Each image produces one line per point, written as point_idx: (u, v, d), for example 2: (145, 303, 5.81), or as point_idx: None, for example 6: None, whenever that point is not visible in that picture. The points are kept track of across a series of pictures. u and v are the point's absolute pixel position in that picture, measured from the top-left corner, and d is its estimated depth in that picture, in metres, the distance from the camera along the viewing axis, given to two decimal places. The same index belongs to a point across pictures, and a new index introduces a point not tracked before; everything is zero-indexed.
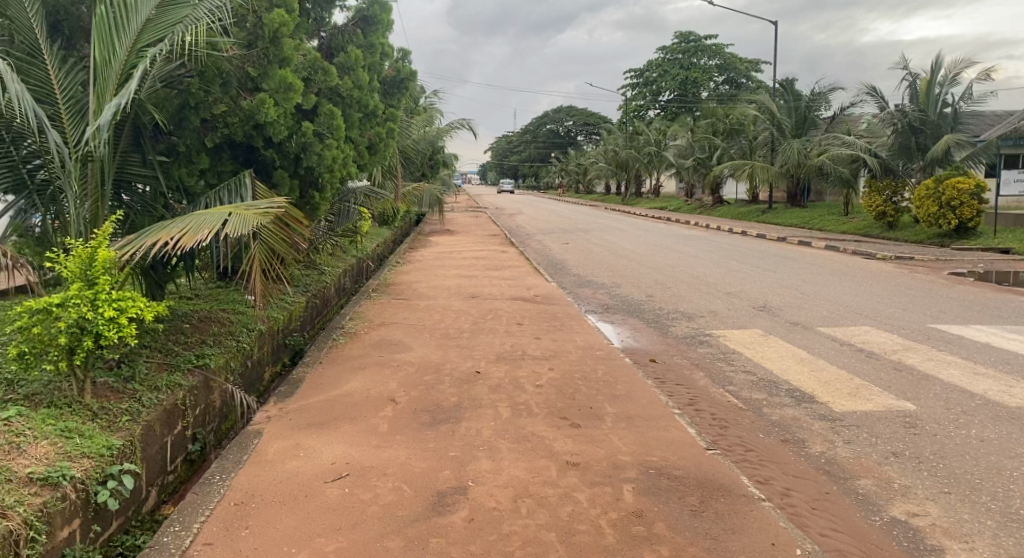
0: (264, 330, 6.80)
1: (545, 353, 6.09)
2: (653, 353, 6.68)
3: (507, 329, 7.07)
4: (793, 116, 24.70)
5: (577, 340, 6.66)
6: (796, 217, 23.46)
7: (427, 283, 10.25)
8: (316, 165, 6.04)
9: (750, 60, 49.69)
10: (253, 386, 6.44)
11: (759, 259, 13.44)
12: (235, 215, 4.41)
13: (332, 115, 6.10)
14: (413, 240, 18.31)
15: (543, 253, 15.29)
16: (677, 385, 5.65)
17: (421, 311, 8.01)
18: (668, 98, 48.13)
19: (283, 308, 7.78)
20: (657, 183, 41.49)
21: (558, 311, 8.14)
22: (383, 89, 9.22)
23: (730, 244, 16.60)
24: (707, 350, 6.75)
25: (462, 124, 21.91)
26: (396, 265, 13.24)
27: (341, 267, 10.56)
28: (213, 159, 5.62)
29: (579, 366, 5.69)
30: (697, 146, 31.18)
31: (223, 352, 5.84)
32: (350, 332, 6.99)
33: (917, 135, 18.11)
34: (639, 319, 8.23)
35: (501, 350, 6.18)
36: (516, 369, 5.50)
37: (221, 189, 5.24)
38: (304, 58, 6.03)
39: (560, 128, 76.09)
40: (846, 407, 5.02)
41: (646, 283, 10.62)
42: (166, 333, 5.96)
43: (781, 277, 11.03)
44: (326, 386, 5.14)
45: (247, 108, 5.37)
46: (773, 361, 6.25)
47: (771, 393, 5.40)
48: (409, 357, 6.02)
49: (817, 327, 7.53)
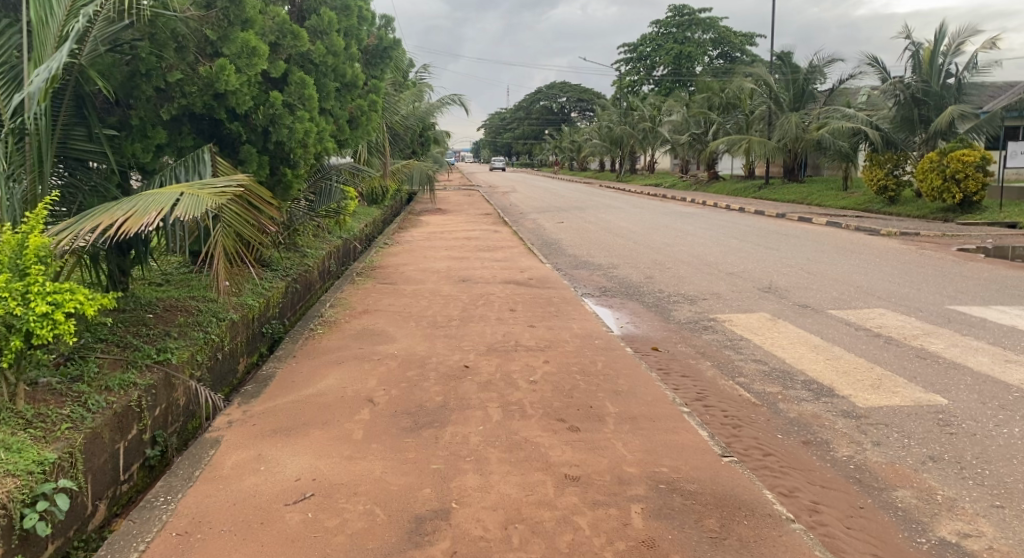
0: (236, 320, 6.29)
1: (539, 343, 5.61)
2: (655, 341, 6.22)
3: (499, 317, 6.59)
4: (790, 89, 24.12)
5: (574, 328, 6.18)
6: (794, 193, 22.98)
7: (415, 266, 9.75)
8: (286, 140, 5.51)
9: (745, 34, 48.92)
10: (224, 380, 5.96)
11: (761, 236, 12.97)
12: (187, 196, 3.88)
13: (303, 84, 5.57)
14: (404, 220, 17.76)
15: (536, 232, 14.79)
16: (683, 377, 5.19)
17: (407, 297, 7.52)
18: (662, 73, 47.36)
19: (259, 295, 7.28)
20: (652, 160, 40.91)
21: (553, 295, 7.66)
22: (365, 59, 8.65)
23: (729, 221, 16.12)
24: (713, 337, 6.28)
25: (454, 100, 21.29)
26: (384, 246, 12.72)
27: (325, 249, 10.06)
28: (172, 133, 5.06)
29: (576, 358, 5.23)
30: (693, 121, 30.58)
31: (187, 345, 5.34)
32: (329, 321, 6.50)
33: (920, 106, 17.55)
34: (638, 303, 7.76)
35: (493, 340, 5.70)
36: (508, 363, 5.03)
37: (177, 166, 4.70)
38: (271, 20, 5.46)
39: (553, 104, 75.27)
40: (869, 402, 4.57)
41: (644, 263, 10.15)
42: (126, 325, 5.47)
43: (785, 255, 10.55)
44: (298, 385, 4.66)
45: (206, 75, 4.79)
46: (785, 349, 5.78)
47: (786, 386, 4.94)
48: (391, 349, 5.54)
49: (828, 310, 7.07)
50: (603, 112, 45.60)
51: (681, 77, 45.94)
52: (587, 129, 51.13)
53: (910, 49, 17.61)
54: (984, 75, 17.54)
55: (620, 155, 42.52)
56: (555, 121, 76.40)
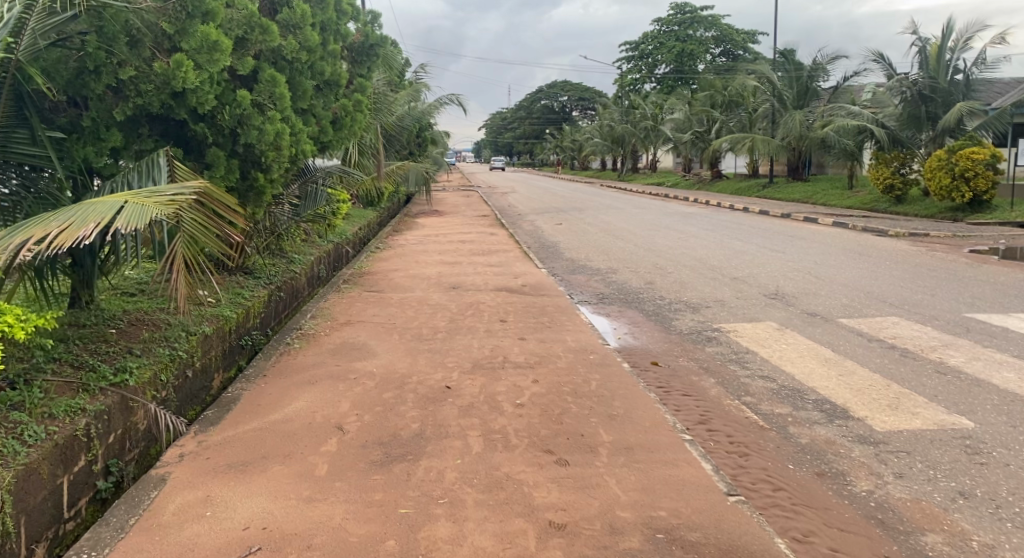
0: (209, 333, 5.89)
1: (529, 359, 5.21)
2: (655, 354, 5.81)
3: (488, 328, 6.18)
4: (793, 86, 23.77)
5: (568, 341, 5.78)
6: (798, 192, 22.54)
7: (405, 272, 9.36)
8: (256, 142, 5.14)
9: (747, 31, 48.47)
10: (195, 399, 5.56)
11: (766, 238, 12.54)
12: (129, 205, 3.50)
13: (275, 81, 5.22)
14: (400, 222, 17.36)
15: (534, 235, 14.39)
16: (685, 397, 4.79)
17: (393, 307, 7.12)
18: (664, 71, 46.88)
19: (237, 305, 6.87)
20: (654, 159, 40.46)
21: (547, 304, 7.26)
22: (350, 57, 8.27)
23: (733, 221, 15.68)
24: (717, 350, 5.87)
25: (452, 99, 20.88)
26: (377, 249, 12.33)
27: (314, 254, 9.67)
28: (129, 135, 4.70)
29: (569, 376, 4.83)
30: (695, 120, 30.13)
31: (149, 364, 4.95)
32: (307, 334, 6.11)
33: (927, 103, 17.11)
34: (637, 311, 7.36)
35: (480, 356, 5.30)
36: (494, 383, 4.63)
37: (130, 172, 4.32)
38: (239, 13, 5.09)
39: (555, 103, 74.90)
40: (888, 424, 4.16)
41: (644, 267, 9.75)
42: (83, 342, 5.09)
43: (791, 258, 10.13)
44: (263, 409, 4.28)
45: (161, 72, 4.41)
46: (794, 364, 5.38)
47: (796, 407, 4.53)
48: (370, 366, 5.14)
49: (839, 318, 6.65)
50: (605, 111, 45.15)
51: (683, 75, 45.47)
52: (589, 128, 50.69)
53: (916, 45, 17.19)
54: (993, 70, 17.11)
55: (621, 154, 42.05)
56: (556, 120, 75.94)
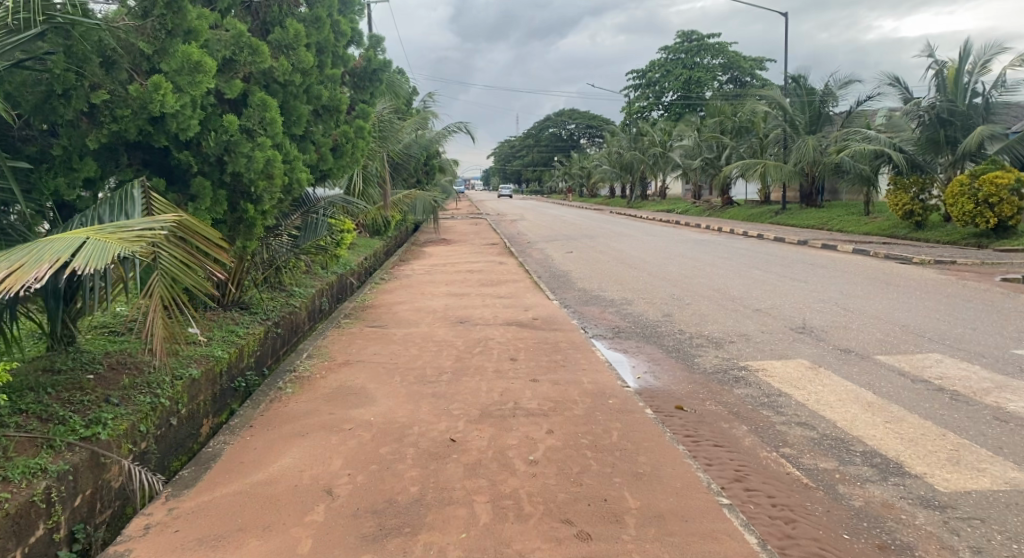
0: (196, 377, 5.43)
1: (543, 404, 4.73)
2: (679, 398, 5.31)
3: (497, 368, 5.71)
4: (805, 112, 23.37)
5: (584, 383, 5.30)
6: (815, 218, 22.03)
7: (409, 305, 8.91)
8: (245, 171, 4.76)
9: (755, 59, 48.34)
10: (180, 448, 5.10)
11: (786, 266, 12.05)
12: (90, 242, 3.08)
13: (265, 105, 4.88)
14: (406, 251, 16.94)
15: (544, 264, 13.93)
16: (717, 448, 4.31)
17: (395, 345, 6.66)
18: (671, 98, 46.68)
19: (229, 344, 6.41)
20: (663, 186, 40.07)
21: (559, 340, 6.79)
22: (352, 83, 7.93)
23: (751, 249, 15.18)
24: (747, 393, 5.37)
25: (460, 127, 20.57)
26: (382, 280, 11.89)
27: (315, 286, 9.24)
28: (106, 165, 4.33)
29: (588, 424, 4.35)
30: (705, 146, 29.75)
31: (127, 415, 4.52)
32: (302, 376, 5.67)
33: (946, 127, 16.58)
34: (656, 347, 6.88)
35: (488, 401, 4.82)
36: (505, 433, 4.16)
37: (102, 205, 3.92)
38: (226, 32, 4.74)
39: (563, 131, 74.96)
40: (953, 484, 3.67)
41: (660, 298, 9.29)
42: (56, 391, 4.68)
43: (816, 289, 9.63)
44: (246, 466, 3.84)
45: (137, 95, 4.01)
46: (834, 409, 4.87)
47: (844, 461, 4.04)
48: (367, 413, 4.69)
49: (876, 355, 6.15)
50: (613, 138, 44.88)
51: (691, 101, 45.24)
52: (597, 156, 50.49)
53: (933, 68, 16.78)
54: (1013, 93, 16.65)
55: (630, 180, 41.70)
56: (564, 147, 75.88)
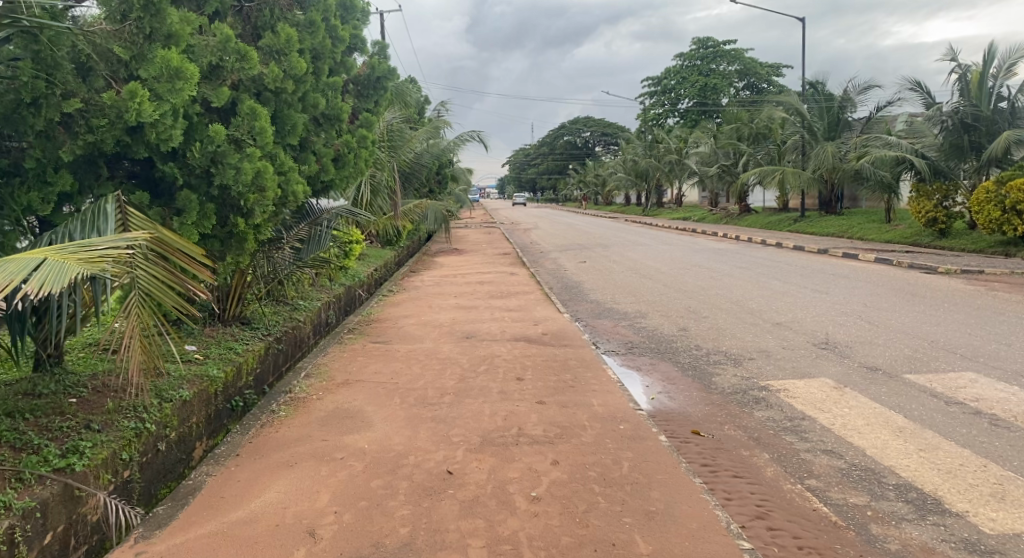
0: (188, 398, 5.16)
1: (549, 430, 4.42)
2: (695, 421, 4.98)
3: (503, 389, 5.41)
4: (824, 117, 22.92)
5: (594, 405, 4.98)
6: (834, 225, 21.54)
7: (416, 319, 8.63)
8: (233, 183, 4.51)
9: (771, 65, 47.80)
10: (169, 474, 4.84)
11: (808, 277, 11.65)
12: (46, 263, 2.84)
13: (255, 114, 4.68)
14: (418, 260, 16.68)
15: (557, 274, 13.60)
16: (736, 479, 3.98)
17: (397, 362, 6.37)
18: (687, 105, 46.22)
19: (227, 361, 6.14)
20: (679, 193, 39.61)
21: (570, 357, 6.48)
22: (355, 91, 7.69)
23: (770, 258, 14.77)
24: (769, 417, 5.02)
25: (473, 136, 20.33)
26: (390, 292, 11.63)
27: (321, 299, 8.97)
28: (84, 178, 4.10)
29: (596, 454, 4.04)
30: (722, 153, 29.32)
31: (108, 442, 4.27)
32: (298, 398, 5.40)
33: (970, 132, 16.08)
34: (672, 365, 6.54)
35: (490, 426, 4.52)
36: (506, 465, 3.86)
37: (75, 222, 3.68)
38: (213, 38, 4.51)
39: (578, 139, 74.67)
40: (998, 526, 3.33)
41: (676, 311, 8.94)
42: (35, 416, 4.45)
43: (839, 301, 9.23)
44: (227, 501, 3.59)
45: (112, 103, 3.78)
46: (863, 435, 4.51)
47: (876, 495, 3.71)
48: (363, 440, 4.41)
49: (905, 374, 5.78)
50: (628, 146, 44.52)
51: (706, 108, 44.78)
52: (612, 164, 50.14)
53: (956, 71, 16.30)
54: None
55: (646, 188, 41.26)
56: (579, 155, 75.57)
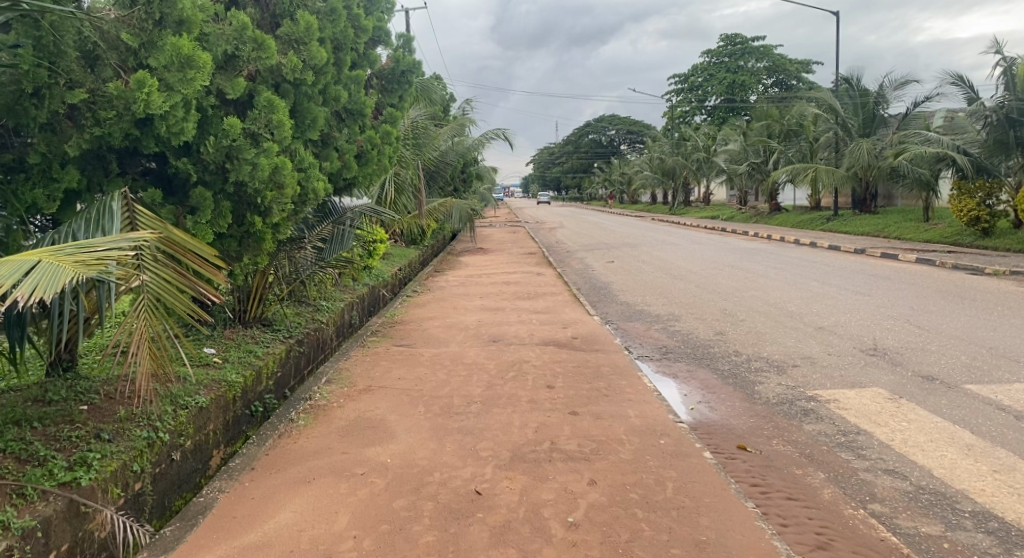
0: (204, 405, 4.91)
1: (584, 445, 4.11)
2: (740, 435, 4.64)
3: (533, 398, 5.10)
4: (858, 114, 22.30)
5: (632, 417, 4.66)
6: (869, 224, 20.94)
7: (441, 321, 8.36)
8: (250, 179, 4.27)
9: (801, 61, 46.93)
10: (184, 484, 4.60)
11: (847, 278, 11.18)
12: (39, 267, 2.61)
13: (272, 107, 4.43)
14: (443, 260, 16.42)
15: (584, 274, 13.25)
16: (791, 503, 3.64)
17: (421, 367, 6.09)
18: (715, 102, 45.51)
19: (246, 365, 5.89)
20: (707, 192, 39.00)
21: (602, 363, 6.15)
22: (380, 85, 7.43)
23: (806, 258, 14.28)
24: (820, 431, 4.66)
25: (498, 134, 20.04)
26: (414, 292, 11.38)
27: (344, 299, 8.73)
28: (91, 173, 3.88)
29: (637, 472, 3.72)
30: (751, 150, 28.73)
31: (119, 453, 4.04)
32: (318, 405, 5.14)
33: (1017, 127, 15.26)
34: (710, 372, 6.19)
35: (521, 440, 4.21)
36: (538, 484, 3.56)
37: (80, 220, 3.44)
38: (229, 26, 4.28)
39: (603, 137, 74.15)
40: None
41: (711, 314, 8.58)
42: (43, 424, 4.24)
43: (883, 304, 8.79)
44: (239, 522, 3.34)
45: (119, 94, 3.54)
46: (927, 453, 4.14)
47: (950, 525, 3.34)
48: (385, 453, 4.14)
49: (965, 385, 5.37)
50: (654, 144, 43.96)
51: (735, 105, 44.07)
52: (638, 162, 49.60)
53: (1001, 64, 15.64)
54: None
55: (673, 187, 40.69)
56: (604, 153, 75.01)
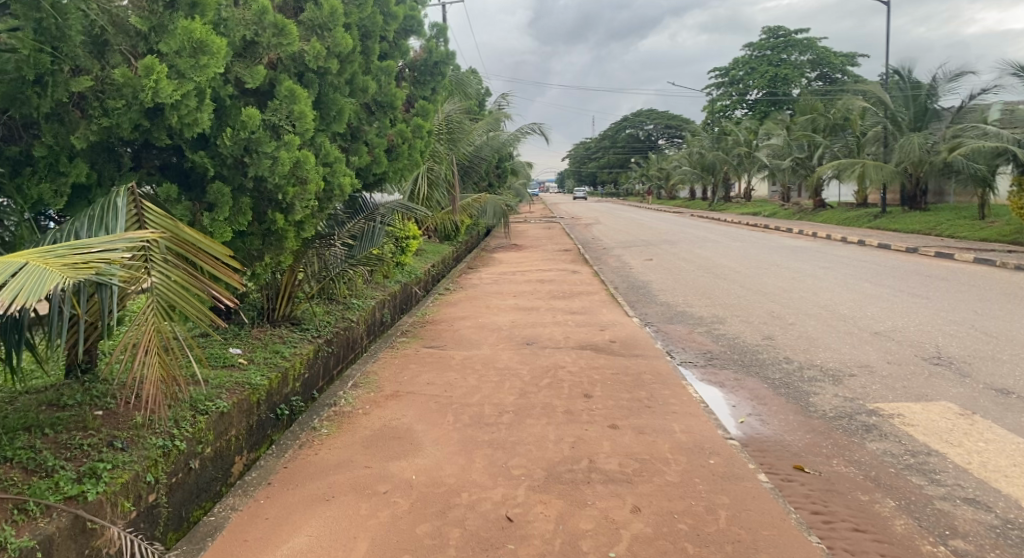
0: (225, 410, 4.63)
1: (626, 464, 3.78)
2: (796, 454, 4.26)
3: (569, 408, 4.78)
4: (910, 107, 21.44)
5: (677, 432, 4.31)
6: (921, 222, 20.12)
7: (473, 322, 8.07)
8: (269, 174, 4.00)
9: (847, 54, 45.65)
10: (202, 495, 4.33)
11: (902, 278, 10.60)
12: (24, 270, 2.38)
13: (294, 97, 4.17)
14: (477, 257, 16.14)
15: (622, 272, 12.85)
16: (860, 535, 3.26)
17: (452, 371, 5.80)
18: (756, 96, 44.50)
19: (271, 368, 5.57)
20: (748, 187, 38.12)
21: (644, 369, 5.80)
22: (412, 77, 7.14)
23: (856, 257, 13.65)
24: (884, 449, 4.26)
25: (534, 129, 19.68)
26: (447, 290, 11.10)
27: (376, 297, 8.48)
28: (101, 165, 3.66)
29: (685, 498, 3.38)
30: (795, 145, 27.92)
31: (131, 463, 3.79)
32: (342, 412, 4.88)
33: None
34: (759, 381, 5.79)
35: (557, 457, 3.89)
36: (576, 511, 3.25)
37: (85, 216, 3.21)
38: (247, 10, 4.04)
39: (641, 132, 73.28)
40: None
41: (758, 317, 8.15)
42: (55, 428, 4.04)
43: (944, 307, 8.24)
44: (250, 548, 3.09)
45: (125, 81, 3.29)
46: (1011, 480, 3.73)
47: None
48: (410, 467, 3.86)
49: None
50: (693, 139, 43.17)
51: (777, 99, 43.04)
52: (676, 157, 48.75)
53: None
54: None
55: (712, 182, 39.87)
56: (642, 149, 74.04)
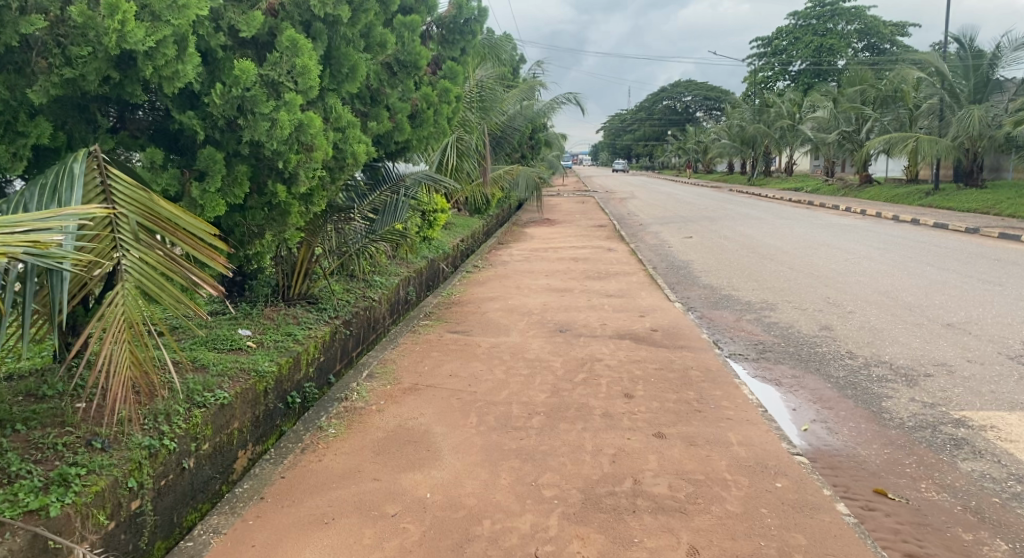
0: (228, 400, 4.03)
1: (677, 486, 3.21)
2: (875, 473, 3.64)
3: (609, 410, 4.20)
4: (969, 78, 20.15)
5: (735, 445, 3.71)
6: (978, 200, 18.98)
7: (501, 303, 7.50)
8: (267, 137, 3.43)
9: (897, 24, 43.64)
10: (198, 496, 3.74)
11: (968, 262, 9.75)
12: None
13: (296, 49, 3.60)
14: (507, 232, 15.52)
15: (661, 251, 12.16)
16: None
17: (477, 362, 5.25)
18: (800, 67, 42.81)
19: (282, 351, 4.91)
20: (790, 161, 36.77)
21: (691, 365, 5.18)
22: (440, 36, 6.50)
23: (913, 238, 12.75)
24: (979, 470, 3.63)
25: (569, 98, 18.86)
26: (476, 267, 10.53)
27: (399, 274, 7.92)
28: (71, 123, 3.16)
29: (753, 538, 2.82)
30: (841, 118, 26.65)
31: (107, 465, 3.26)
32: (352, 408, 4.37)
33: None
34: (822, 380, 5.13)
35: (595, 474, 3.34)
36: (620, 552, 2.72)
37: (40, 184, 2.71)
38: None
39: (678, 104, 71.57)
40: None
41: (813, 304, 7.45)
42: (29, 422, 3.57)
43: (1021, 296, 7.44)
44: None
45: (84, 21, 2.76)
46: None
47: None
48: (424, 481, 3.33)
49: None
50: (734, 110, 41.77)
51: (822, 70, 41.36)
52: (714, 130, 47.29)
53: None
54: None
55: (752, 156, 38.56)
56: (679, 121, 72.32)
